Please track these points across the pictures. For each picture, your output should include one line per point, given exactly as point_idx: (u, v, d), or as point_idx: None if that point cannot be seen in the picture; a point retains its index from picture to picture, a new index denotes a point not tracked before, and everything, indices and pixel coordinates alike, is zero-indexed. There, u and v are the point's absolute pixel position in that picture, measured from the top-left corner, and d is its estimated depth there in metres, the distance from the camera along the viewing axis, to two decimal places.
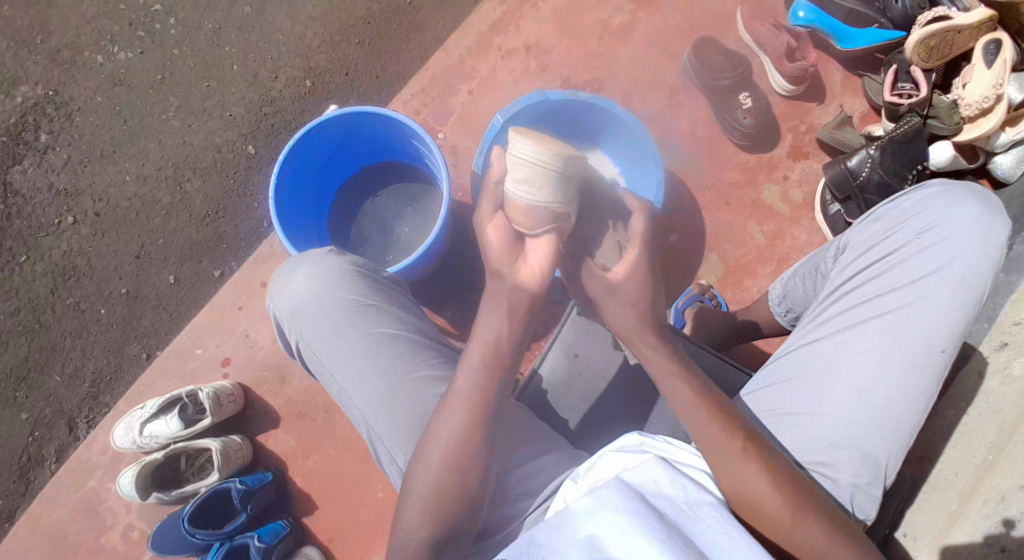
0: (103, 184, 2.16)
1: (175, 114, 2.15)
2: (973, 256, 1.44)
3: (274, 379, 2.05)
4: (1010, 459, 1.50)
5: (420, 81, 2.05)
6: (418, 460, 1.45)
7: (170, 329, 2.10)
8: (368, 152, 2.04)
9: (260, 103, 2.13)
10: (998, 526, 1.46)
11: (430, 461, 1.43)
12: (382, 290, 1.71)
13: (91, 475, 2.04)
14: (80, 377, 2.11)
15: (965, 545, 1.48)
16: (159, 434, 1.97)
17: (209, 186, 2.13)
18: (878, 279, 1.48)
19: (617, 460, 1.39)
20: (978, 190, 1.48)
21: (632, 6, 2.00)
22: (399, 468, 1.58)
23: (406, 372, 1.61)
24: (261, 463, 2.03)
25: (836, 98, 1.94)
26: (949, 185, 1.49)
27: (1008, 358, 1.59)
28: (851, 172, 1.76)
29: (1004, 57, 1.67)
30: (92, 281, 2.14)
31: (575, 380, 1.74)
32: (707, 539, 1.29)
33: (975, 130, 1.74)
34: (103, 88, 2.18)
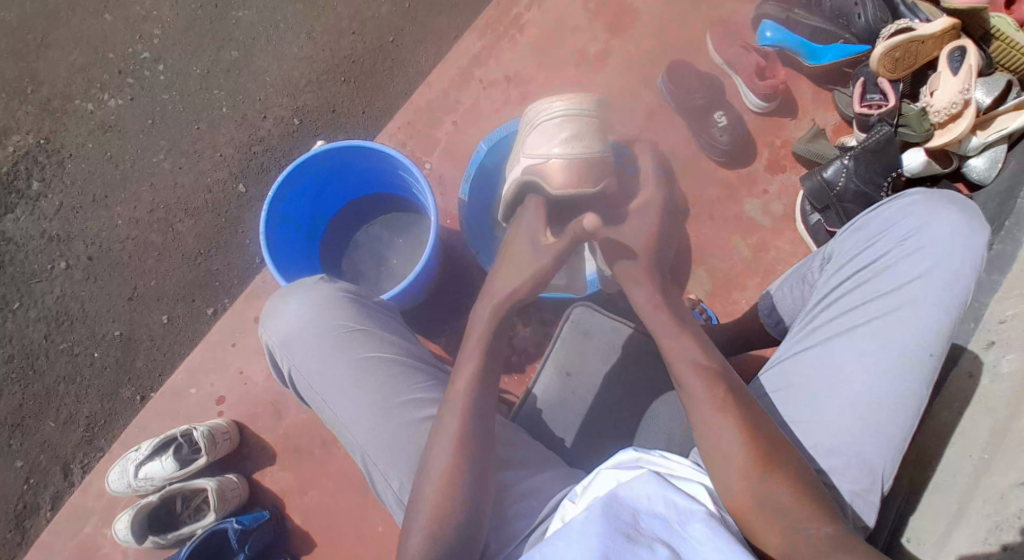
0: (95, 229, 2.18)
1: (165, 157, 2.19)
2: (956, 262, 1.46)
3: (269, 415, 2.05)
4: (1005, 457, 1.52)
5: (406, 114, 2.09)
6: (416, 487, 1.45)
7: (164, 370, 2.11)
8: (354, 186, 2.08)
9: (249, 143, 2.17)
10: (1007, 527, 1.46)
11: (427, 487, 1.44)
12: (371, 313, 1.72)
13: (87, 520, 2.01)
14: (74, 422, 2.10)
15: (972, 548, 1.46)
16: (154, 476, 1.95)
17: (200, 226, 2.16)
18: (864, 287, 1.51)
19: (613, 475, 1.40)
20: (957, 197, 1.52)
21: (608, 32, 2.06)
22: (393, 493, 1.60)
23: (400, 396, 1.62)
24: (258, 501, 2.02)
25: (807, 113, 1.99)
26: (928, 193, 1.53)
27: (996, 356, 1.61)
28: (827, 182, 1.80)
29: (968, 63, 1.75)
30: (86, 326, 2.14)
31: (568, 397, 1.75)
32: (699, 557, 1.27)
33: (946, 135, 1.79)
34: (93, 135, 2.22)
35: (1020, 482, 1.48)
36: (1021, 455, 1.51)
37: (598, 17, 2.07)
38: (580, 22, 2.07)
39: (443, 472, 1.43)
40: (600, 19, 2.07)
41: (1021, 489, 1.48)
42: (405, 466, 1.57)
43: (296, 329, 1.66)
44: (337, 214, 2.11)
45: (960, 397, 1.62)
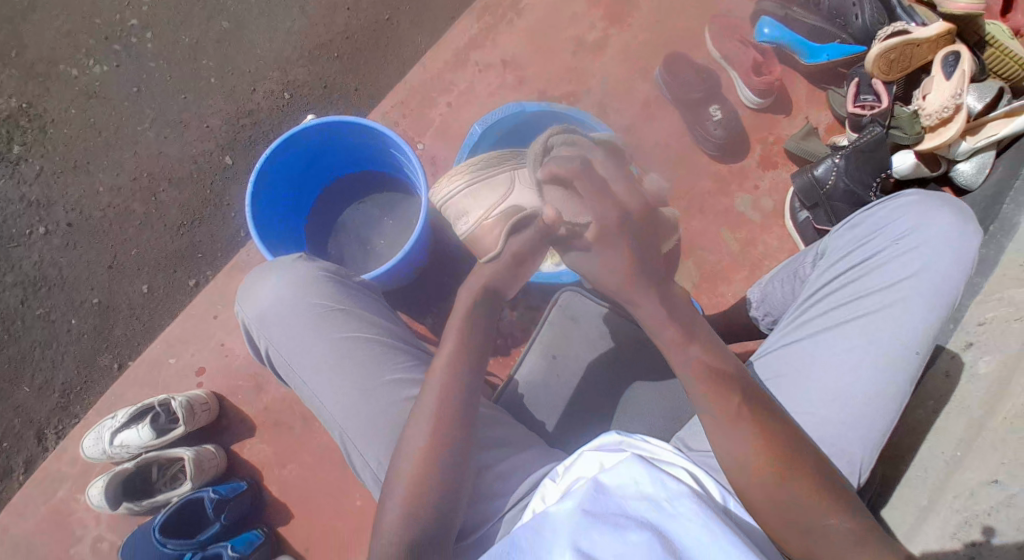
0: (76, 195, 2.16)
1: (151, 125, 2.17)
2: (946, 264, 1.52)
3: (250, 387, 2.05)
4: (977, 454, 1.59)
5: (399, 94, 2.09)
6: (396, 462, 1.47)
7: (143, 339, 2.09)
8: (345, 162, 2.07)
9: (238, 115, 2.16)
10: (975, 526, 1.53)
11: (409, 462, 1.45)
12: (352, 294, 1.74)
13: (60, 486, 2.00)
14: (49, 388, 2.08)
15: (942, 542, 1.53)
16: (129, 444, 1.95)
17: (185, 196, 2.14)
18: (856, 283, 1.56)
19: (596, 457, 1.48)
20: (950, 201, 1.58)
21: (605, 22, 2.08)
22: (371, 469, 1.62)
23: (379, 375, 1.64)
24: (236, 472, 2.02)
25: (801, 111, 2.03)
26: (924, 195, 1.59)
27: (974, 356, 1.67)
28: (817, 181, 1.83)
29: (962, 69, 1.77)
30: (64, 291, 2.12)
31: (553, 379, 1.78)
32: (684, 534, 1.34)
33: (936, 139, 1.83)
34: (77, 100, 2.19)
35: (991, 480, 1.56)
36: (993, 453, 1.58)
37: (595, 7, 2.09)
38: (577, 11, 2.08)
39: (419, 450, 1.45)
40: (597, 9, 2.09)
41: (993, 487, 1.56)
42: (384, 443, 1.59)
43: (276, 307, 1.69)
44: (326, 189, 2.11)
45: (934, 395, 1.67)
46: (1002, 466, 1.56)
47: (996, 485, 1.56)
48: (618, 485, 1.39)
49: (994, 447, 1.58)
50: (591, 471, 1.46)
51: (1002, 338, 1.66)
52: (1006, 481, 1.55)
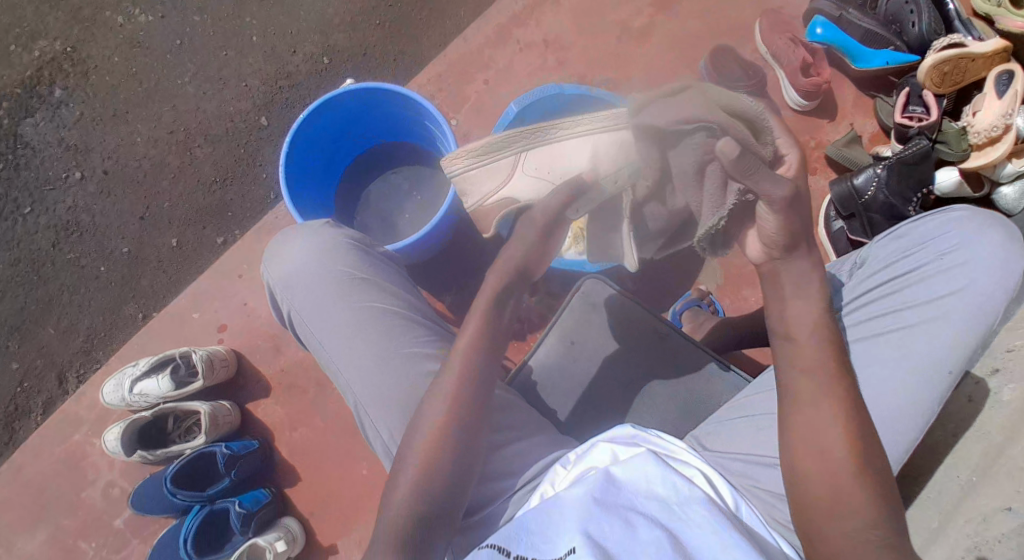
0: (113, 143, 2.17)
1: (191, 80, 2.17)
2: (990, 283, 1.50)
3: (269, 348, 2.07)
4: (993, 481, 1.69)
5: (437, 67, 2.09)
6: (412, 435, 1.47)
7: (169, 292, 2.12)
8: (379, 132, 2.07)
9: (276, 76, 2.16)
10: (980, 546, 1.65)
11: (425, 436, 1.45)
12: (377, 265, 1.74)
13: (77, 429, 2.04)
14: (73, 332, 2.11)
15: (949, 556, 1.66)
16: (149, 393, 1.97)
17: (219, 153, 2.15)
18: (896, 295, 1.54)
19: (611, 448, 1.48)
20: (999, 220, 1.56)
21: (653, 10, 2.04)
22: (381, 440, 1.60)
23: (398, 347, 1.63)
24: (249, 431, 2.04)
25: (847, 117, 1.99)
26: (973, 212, 1.57)
27: (999, 383, 1.74)
28: (856, 190, 1.83)
29: (1016, 88, 1.75)
30: (95, 238, 2.14)
31: (570, 366, 1.77)
32: (687, 533, 1.34)
33: (982, 158, 1.79)
34: (121, 49, 2.19)
35: (1005, 507, 1.66)
36: (1009, 481, 1.67)
37: None
38: None
39: (435, 423, 1.45)
40: None
41: (1006, 513, 1.65)
42: (398, 415, 1.58)
43: (302, 271, 1.68)
44: (358, 156, 2.10)
45: (956, 417, 1.78)
46: (1017, 495, 1.65)
47: (1008, 511, 1.65)
48: (629, 481, 1.41)
49: (1010, 475, 1.68)
50: (603, 462, 1.47)
51: None
52: (1020, 509, 1.65)
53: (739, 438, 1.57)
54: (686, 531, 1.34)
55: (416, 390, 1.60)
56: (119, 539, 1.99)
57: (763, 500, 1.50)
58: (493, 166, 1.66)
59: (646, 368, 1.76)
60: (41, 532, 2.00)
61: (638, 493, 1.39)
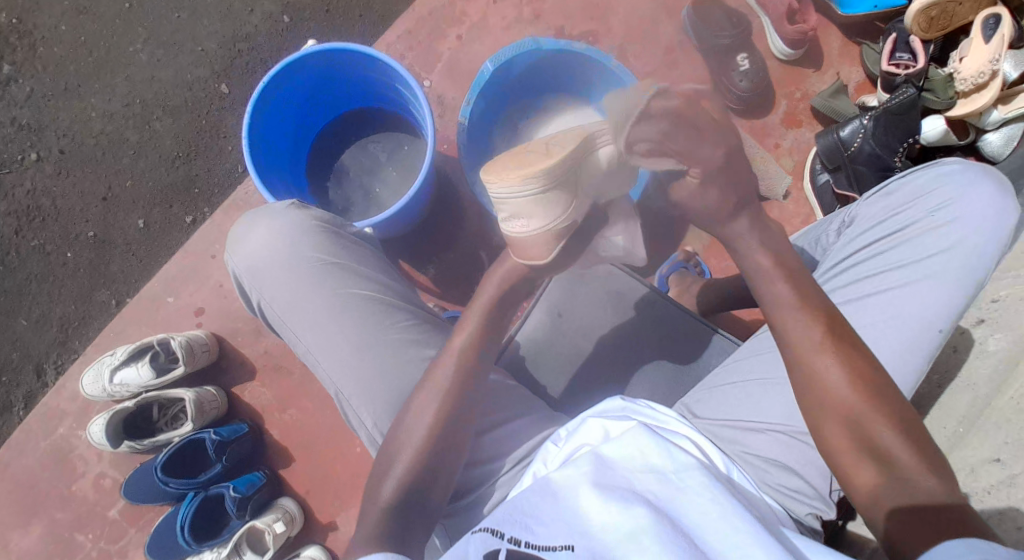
0: (68, 119, 2.05)
1: (144, 46, 2.03)
2: (982, 239, 1.43)
3: (251, 330, 2.00)
4: (980, 433, 1.59)
5: (408, 22, 1.93)
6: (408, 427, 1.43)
7: (140, 276, 2.03)
8: (349, 96, 1.95)
9: (235, 39, 2.01)
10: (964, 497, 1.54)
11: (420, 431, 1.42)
12: (344, 247, 1.64)
13: (61, 422, 1.99)
14: (47, 322, 2.05)
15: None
16: (128, 383, 1.92)
17: (180, 126, 2.03)
18: (885, 255, 1.47)
19: (601, 424, 1.44)
20: (992, 171, 1.48)
21: None
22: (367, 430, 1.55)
23: (373, 333, 1.56)
24: (236, 414, 2.00)
25: (832, 65, 1.88)
26: (966, 163, 1.49)
27: (985, 333, 1.68)
28: (842, 143, 1.73)
29: (1001, 32, 1.63)
30: (58, 224, 2.05)
31: (558, 339, 1.72)
32: (679, 501, 1.30)
33: (967, 106, 1.69)
34: (67, 16, 2.04)
35: (993, 458, 1.55)
36: (997, 432, 1.57)
37: None
38: None
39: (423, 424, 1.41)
40: None
41: (993, 465, 1.54)
42: (381, 404, 1.53)
43: (264, 261, 1.58)
44: (330, 121, 2.00)
45: (942, 369, 1.72)
46: (1005, 446, 1.54)
47: (997, 464, 1.54)
48: (622, 455, 1.36)
49: (996, 428, 1.57)
50: (595, 439, 1.43)
51: (1015, 316, 1.65)
52: (1009, 461, 1.53)
53: (726, 403, 1.52)
54: (686, 502, 1.29)
55: (397, 379, 1.53)
56: (115, 530, 1.96)
57: (753, 464, 1.47)
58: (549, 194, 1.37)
59: (636, 342, 1.70)
60: (37, 526, 1.97)
61: (631, 468, 1.35)
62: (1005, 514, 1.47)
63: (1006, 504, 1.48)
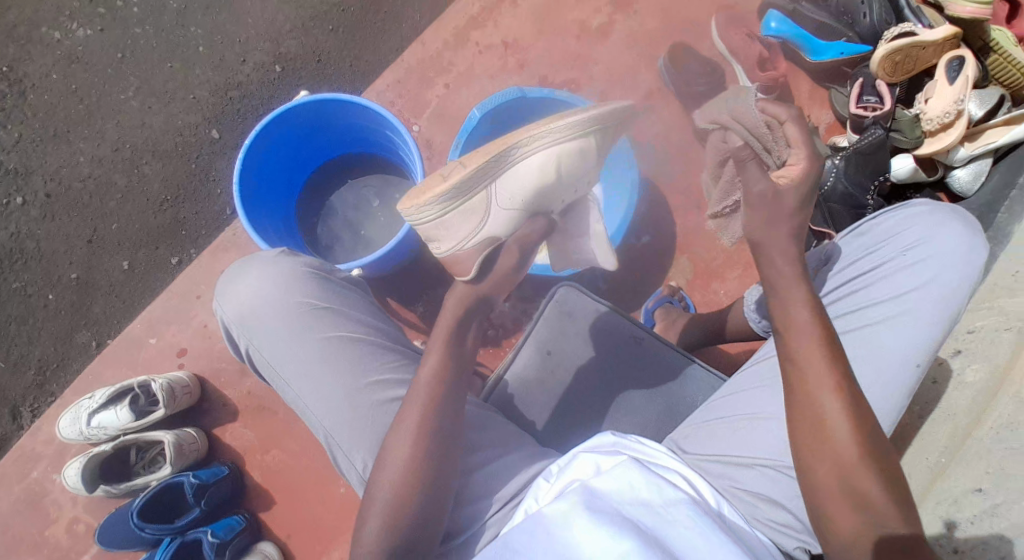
0: (56, 164, 2.08)
1: (135, 94, 2.08)
2: (954, 278, 1.45)
3: (234, 370, 2.00)
4: (963, 463, 1.63)
5: (396, 72, 2.01)
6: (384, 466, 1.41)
7: (123, 317, 2.03)
8: (338, 141, 2.00)
9: (226, 87, 2.07)
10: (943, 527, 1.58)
11: (399, 465, 1.40)
12: (338, 292, 1.63)
13: (35, 466, 1.94)
14: (25, 364, 2.02)
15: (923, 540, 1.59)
16: (107, 425, 1.89)
17: (170, 170, 2.06)
18: (860, 294, 1.49)
19: (591, 459, 1.42)
20: (959, 213, 1.50)
21: (610, 8, 2.00)
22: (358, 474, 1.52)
23: (366, 376, 1.54)
24: (217, 457, 1.97)
25: (801, 111, 1.99)
26: (933, 206, 1.51)
27: (961, 364, 1.69)
28: (815, 182, 1.84)
29: (966, 74, 1.76)
30: (41, 266, 2.05)
31: (545, 376, 1.72)
32: (676, 540, 1.31)
33: (936, 143, 1.81)
34: (59, 65, 2.09)
35: (975, 487, 1.60)
36: (978, 462, 1.62)
37: None
38: None
39: (405, 452, 1.40)
40: None
41: (975, 495, 1.59)
42: (371, 450, 1.50)
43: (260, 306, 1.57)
44: (316, 170, 2.04)
45: (921, 400, 1.70)
46: (987, 476, 1.60)
47: (979, 493, 1.60)
48: (613, 490, 1.36)
49: (977, 456, 1.63)
50: (586, 474, 1.41)
51: (992, 347, 1.68)
52: (990, 491, 1.59)
53: (713, 438, 1.51)
54: (675, 539, 1.31)
55: (385, 420, 1.51)
56: None
57: (742, 499, 1.45)
58: (466, 206, 1.47)
59: (621, 376, 1.72)
60: None
61: (623, 501, 1.35)
62: (989, 543, 1.55)
63: (990, 533, 1.56)
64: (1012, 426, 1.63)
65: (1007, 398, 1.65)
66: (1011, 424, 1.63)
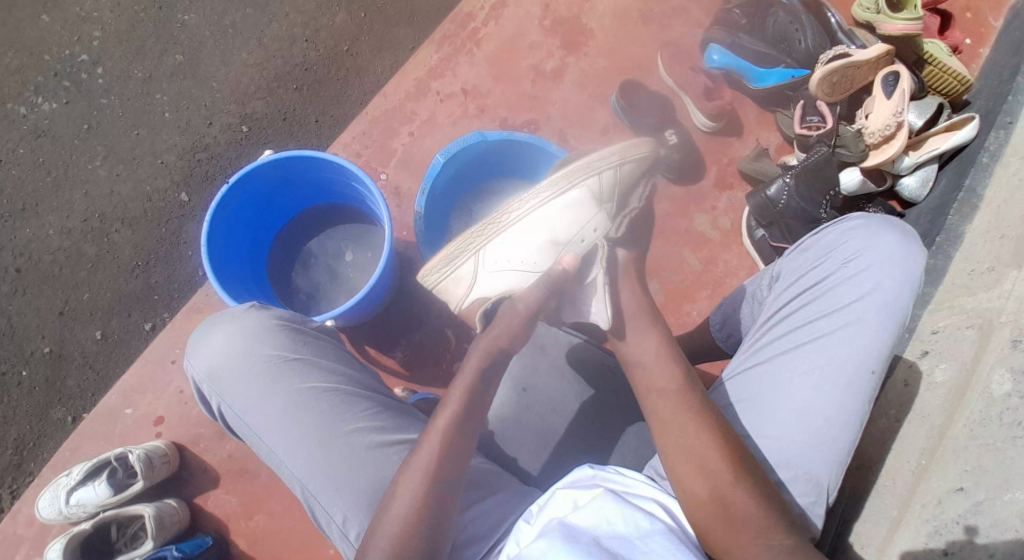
0: (25, 238, 2.07)
1: (103, 163, 2.10)
2: (897, 285, 1.49)
3: (213, 435, 1.96)
4: (941, 465, 1.58)
5: (360, 125, 2.05)
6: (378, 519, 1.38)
7: (98, 389, 2.00)
8: (309, 196, 2.03)
9: (194, 150, 2.10)
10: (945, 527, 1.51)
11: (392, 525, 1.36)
12: (309, 341, 1.61)
13: (15, 550, 1.89)
14: (0, 445, 1.98)
15: (914, 546, 1.53)
16: (86, 503, 1.84)
17: (140, 236, 2.06)
18: (810, 307, 1.52)
19: (570, 496, 1.40)
20: (896, 222, 1.53)
21: (563, 50, 2.08)
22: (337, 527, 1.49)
23: (340, 425, 1.52)
24: (201, 526, 1.93)
25: (753, 132, 2.06)
26: (869, 217, 1.55)
27: (930, 365, 1.67)
28: (770, 200, 1.87)
29: (902, 87, 1.84)
30: (14, 341, 2.03)
31: (525, 413, 1.69)
32: None
33: (880, 155, 1.89)
34: (25, 140, 2.11)
35: (956, 487, 1.54)
36: (956, 461, 1.56)
37: (552, 34, 2.08)
38: (535, 39, 2.08)
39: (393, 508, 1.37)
40: (554, 36, 2.08)
41: (958, 494, 1.54)
42: (348, 501, 1.47)
43: (228, 362, 1.56)
44: (290, 222, 2.06)
45: (896, 404, 1.68)
46: (966, 474, 1.55)
47: (960, 492, 1.54)
48: (590, 524, 1.35)
49: (955, 455, 1.57)
50: (564, 511, 1.38)
51: (955, 346, 1.66)
52: (971, 489, 1.54)
53: None
54: None
55: (368, 468, 1.49)
56: None
57: None
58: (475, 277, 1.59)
59: (603, 408, 1.69)
60: None
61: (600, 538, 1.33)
62: (975, 543, 1.48)
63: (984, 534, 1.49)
64: (985, 420, 1.57)
65: (977, 394, 1.59)
66: (984, 418, 1.57)
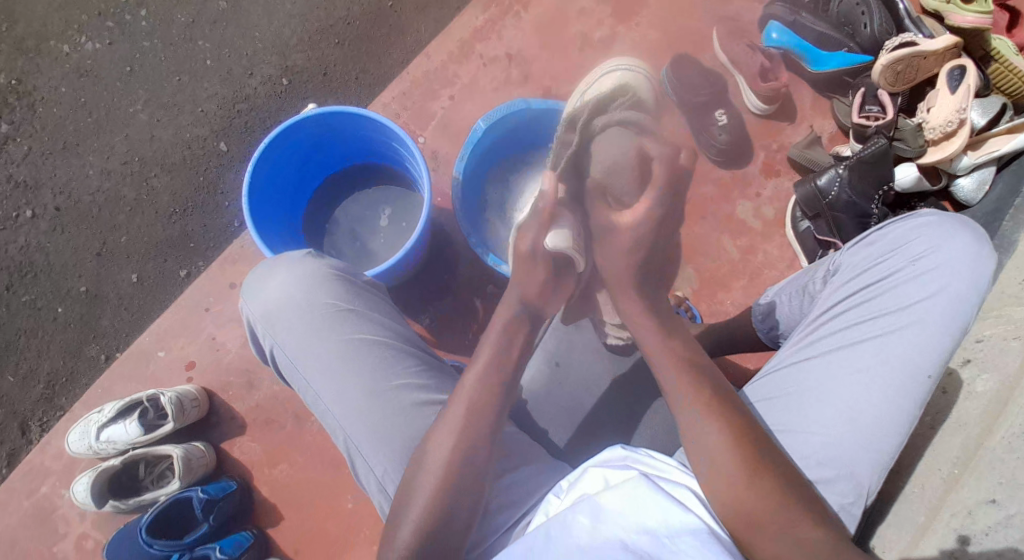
0: (65, 177, 2.09)
1: (143, 107, 2.09)
2: (965, 288, 1.43)
3: (242, 384, 1.99)
4: (974, 474, 1.54)
5: (400, 85, 2.02)
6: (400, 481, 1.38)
7: (131, 330, 2.03)
8: (349, 152, 2.01)
9: (234, 100, 2.08)
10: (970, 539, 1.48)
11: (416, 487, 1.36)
12: (362, 293, 1.59)
13: (43, 480, 1.94)
14: (34, 378, 2.04)
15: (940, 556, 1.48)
16: (116, 440, 1.89)
17: (177, 183, 2.07)
18: (870, 305, 1.46)
19: (602, 474, 1.38)
20: (968, 223, 1.48)
21: (613, 19, 2.01)
22: (376, 480, 1.48)
23: (386, 379, 1.51)
24: (225, 471, 1.97)
25: (806, 118, 1.99)
26: (941, 216, 1.49)
27: (971, 373, 1.60)
28: (820, 191, 1.81)
29: (967, 83, 1.77)
30: (50, 279, 2.06)
31: (556, 388, 1.65)
32: None
33: (940, 152, 1.81)
34: (68, 78, 2.11)
35: (988, 499, 1.51)
36: (991, 474, 1.53)
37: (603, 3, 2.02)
38: (585, 6, 2.02)
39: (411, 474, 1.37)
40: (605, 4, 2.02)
41: (988, 506, 1.51)
42: (388, 455, 1.47)
43: (285, 304, 1.54)
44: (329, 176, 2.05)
45: (932, 410, 1.61)
46: (1000, 486, 1.52)
47: (992, 504, 1.51)
48: (618, 509, 1.29)
49: (991, 467, 1.54)
50: (595, 488, 1.36)
51: (1000, 357, 1.60)
52: (1003, 501, 1.51)
53: None
54: None
55: (411, 423, 1.49)
56: None
57: None
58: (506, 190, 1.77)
59: None
60: None
61: (626, 527, 1.27)
62: (1003, 555, 1.46)
63: (1005, 545, 1.47)
64: None
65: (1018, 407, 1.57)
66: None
